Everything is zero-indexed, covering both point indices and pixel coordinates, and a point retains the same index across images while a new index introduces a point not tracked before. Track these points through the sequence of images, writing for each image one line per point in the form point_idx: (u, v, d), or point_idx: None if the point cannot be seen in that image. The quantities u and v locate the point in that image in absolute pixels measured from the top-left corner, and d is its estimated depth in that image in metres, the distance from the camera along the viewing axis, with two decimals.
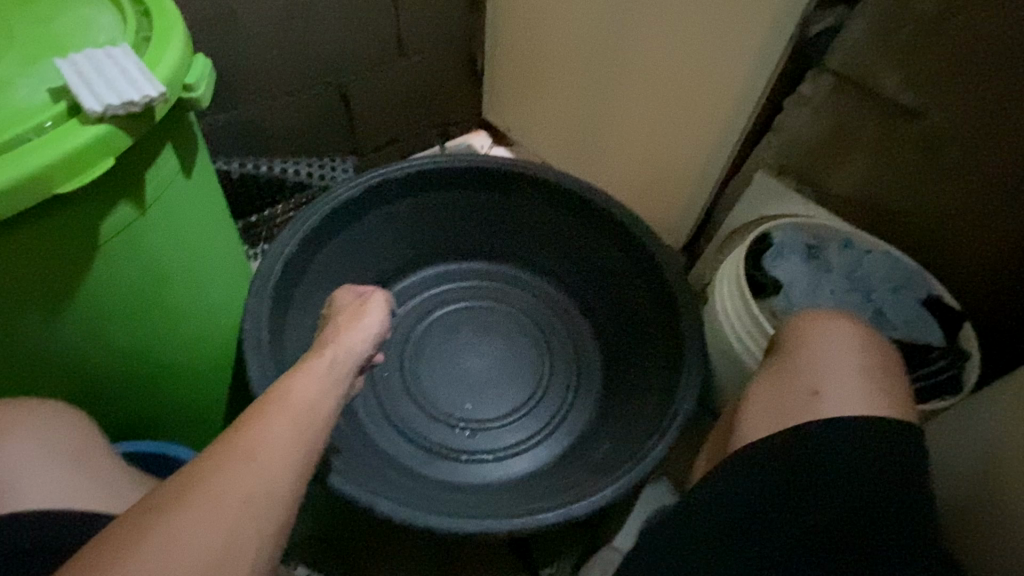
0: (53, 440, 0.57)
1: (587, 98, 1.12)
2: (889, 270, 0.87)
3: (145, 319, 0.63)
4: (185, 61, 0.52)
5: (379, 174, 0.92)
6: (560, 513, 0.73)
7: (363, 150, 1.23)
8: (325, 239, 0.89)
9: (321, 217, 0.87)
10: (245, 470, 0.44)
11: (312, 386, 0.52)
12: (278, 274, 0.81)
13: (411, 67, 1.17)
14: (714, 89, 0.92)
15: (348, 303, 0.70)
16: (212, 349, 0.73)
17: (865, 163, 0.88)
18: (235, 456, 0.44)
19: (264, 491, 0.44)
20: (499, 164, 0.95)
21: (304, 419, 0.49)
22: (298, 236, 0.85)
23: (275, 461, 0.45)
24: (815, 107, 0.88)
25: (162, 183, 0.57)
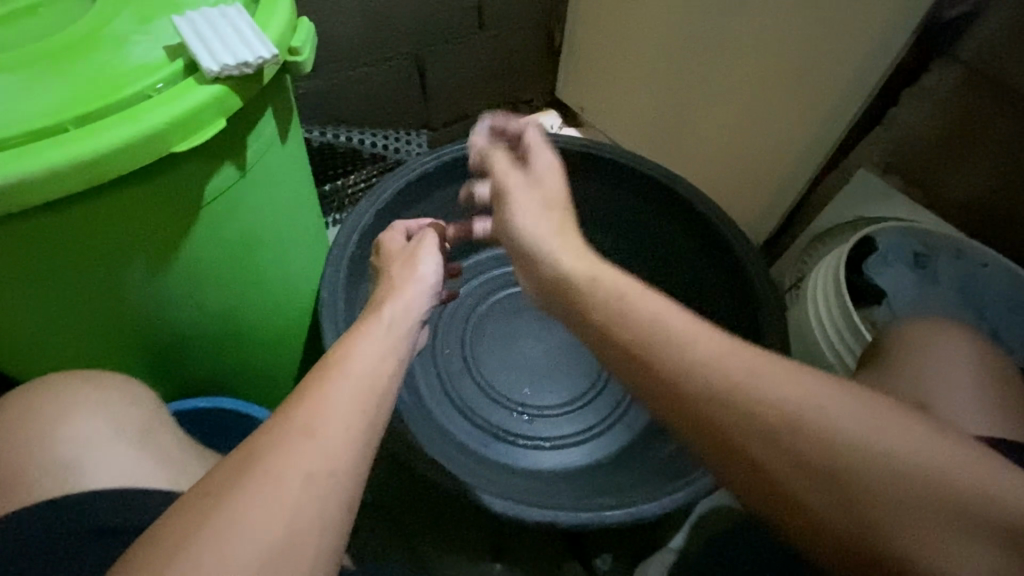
0: (122, 422, 0.61)
1: (674, 75, 1.04)
2: (1009, 283, 0.74)
3: (236, 283, 0.65)
4: (293, 24, 0.52)
5: (456, 150, 0.94)
6: (632, 510, 0.68)
7: (433, 123, 1.24)
8: (399, 212, 0.93)
9: (399, 188, 0.91)
10: (329, 446, 0.45)
11: (376, 348, 0.53)
12: (355, 243, 0.85)
13: (482, 40, 1.17)
14: (826, 73, 0.82)
15: (402, 249, 0.70)
16: (289, 314, 0.75)
17: (989, 162, 0.78)
18: (319, 428, 0.45)
19: (354, 468, 0.45)
20: (577, 145, 0.94)
21: (377, 387, 0.50)
22: (380, 204, 0.89)
23: (358, 436, 0.46)
24: (937, 99, 0.79)
25: (262, 148, 0.57)
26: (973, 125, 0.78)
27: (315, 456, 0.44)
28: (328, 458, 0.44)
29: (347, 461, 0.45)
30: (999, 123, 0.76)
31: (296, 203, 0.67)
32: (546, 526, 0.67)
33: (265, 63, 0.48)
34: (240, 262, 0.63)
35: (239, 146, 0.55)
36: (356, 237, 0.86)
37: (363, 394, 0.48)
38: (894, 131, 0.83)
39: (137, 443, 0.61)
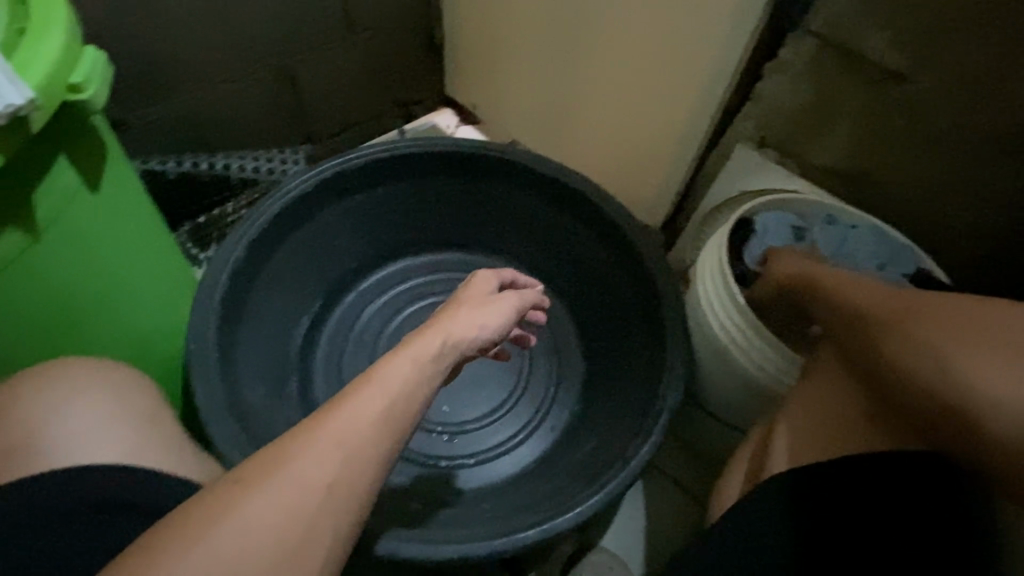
0: (120, 407, 0.62)
1: (556, 63, 1.02)
2: (876, 244, 0.78)
3: (76, 334, 0.64)
4: (68, 58, 0.50)
5: (333, 165, 0.87)
6: (538, 529, 0.67)
7: (318, 135, 1.17)
8: (275, 242, 0.86)
9: (271, 216, 0.83)
10: (268, 504, 0.41)
11: (410, 371, 0.49)
12: (225, 283, 0.78)
13: (358, 44, 1.10)
14: (690, 55, 0.83)
15: (482, 292, 0.61)
16: (158, 355, 0.74)
17: (849, 131, 0.80)
18: (260, 483, 0.42)
19: (296, 533, 0.41)
20: (463, 147, 0.90)
21: (358, 443, 0.44)
22: (245, 240, 0.81)
23: (307, 499, 0.42)
24: (796, 73, 0.80)
25: (62, 200, 0.56)
26: (830, 96, 0.79)
27: (250, 512, 0.41)
28: (257, 521, 0.40)
29: (276, 526, 0.41)
30: (854, 90, 0.77)
31: (135, 246, 0.66)
32: (459, 560, 0.66)
33: (20, 110, 0.45)
34: (79, 314, 0.63)
35: (29, 203, 0.53)
36: (221, 279, 0.78)
37: (329, 451, 0.43)
38: (763, 105, 0.85)
39: (139, 431, 0.62)
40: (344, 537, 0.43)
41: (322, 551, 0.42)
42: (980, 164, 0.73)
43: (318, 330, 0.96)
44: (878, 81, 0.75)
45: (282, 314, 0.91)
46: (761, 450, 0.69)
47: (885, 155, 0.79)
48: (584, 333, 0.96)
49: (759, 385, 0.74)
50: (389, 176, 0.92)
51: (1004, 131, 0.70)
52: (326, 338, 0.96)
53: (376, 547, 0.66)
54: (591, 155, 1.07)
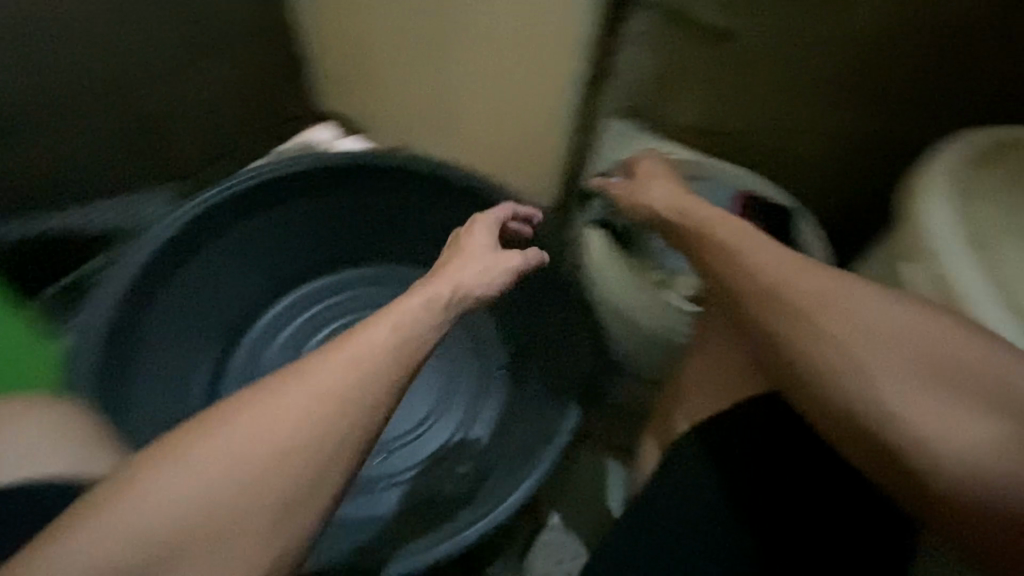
0: (65, 429, 0.56)
1: (423, 64, 1.02)
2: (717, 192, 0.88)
3: None
4: None
5: (203, 200, 0.84)
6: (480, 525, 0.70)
7: (183, 173, 1.09)
8: (154, 289, 0.84)
9: (142, 263, 0.81)
10: (164, 526, 0.42)
11: (347, 356, 0.48)
12: (102, 338, 0.78)
13: (209, 65, 1.03)
14: (546, 39, 0.86)
15: (483, 239, 0.66)
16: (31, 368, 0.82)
17: (698, 91, 0.87)
18: (150, 509, 0.42)
19: (199, 556, 0.43)
20: (339, 160, 0.87)
21: (266, 444, 0.45)
22: (122, 292, 0.80)
23: (206, 517, 0.43)
24: (644, 44, 0.85)
25: None
26: (677, 61, 0.85)
27: (140, 540, 0.42)
28: (151, 553, 0.42)
29: (171, 553, 0.42)
30: (697, 54, 0.83)
31: None
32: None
33: None
34: None
35: None
36: (100, 333, 0.77)
37: (213, 457, 0.44)
38: (623, 78, 0.89)
39: (94, 446, 0.56)
40: (261, 557, 0.44)
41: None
42: (810, 101, 0.83)
43: (222, 373, 0.92)
44: (715, 41, 0.81)
45: (178, 366, 0.89)
46: (677, 403, 0.73)
47: (733, 108, 0.87)
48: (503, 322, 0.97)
49: (664, 339, 0.81)
50: (269, 200, 0.89)
51: (821, 68, 0.80)
52: (232, 382, 0.92)
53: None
54: (475, 150, 1.08)
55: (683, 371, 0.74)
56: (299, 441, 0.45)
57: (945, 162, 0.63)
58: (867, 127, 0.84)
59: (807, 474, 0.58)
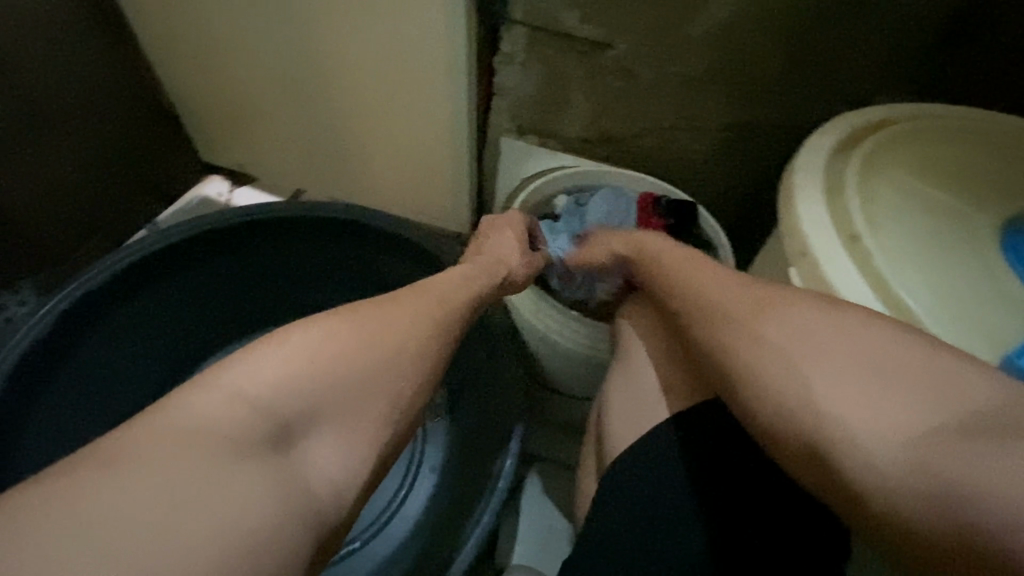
0: None
1: (303, 105, 0.97)
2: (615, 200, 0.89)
3: None
4: None
5: (76, 288, 0.77)
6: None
7: (55, 257, 0.98)
8: (41, 376, 0.76)
9: (21, 354, 0.73)
10: (278, 409, 0.45)
11: (307, 356, 0.48)
12: None
13: (62, 139, 0.93)
14: (423, 69, 0.84)
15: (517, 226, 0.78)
16: None
17: (584, 101, 0.87)
18: (263, 385, 0.45)
19: (311, 444, 0.46)
20: (226, 220, 0.83)
21: (214, 437, 0.42)
22: (30, 341, 0.73)
23: (324, 405, 0.47)
24: (521, 62, 0.83)
25: None
26: (557, 74, 0.84)
27: (251, 420, 0.44)
28: (271, 430, 0.44)
29: (284, 436, 0.45)
30: (573, 67, 0.83)
31: None
32: None
33: None
34: None
35: None
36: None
37: (289, 372, 0.47)
38: (508, 97, 0.88)
39: None
40: (358, 461, 0.48)
41: (334, 466, 0.47)
42: (690, 98, 0.84)
43: None
44: (587, 53, 0.80)
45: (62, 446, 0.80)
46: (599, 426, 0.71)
47: (619, 113, 0.87)
48: None
49: (587, 358, 0.80)
50: (166, 267, 0.84)
51: (694, 69, 0.80)
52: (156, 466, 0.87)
53: None
54: (376, 183, 1.06)
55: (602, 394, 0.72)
56: (258, 429, 0.44)
57: (831, 132, 0.65)
58: (747, 119, 0.86)
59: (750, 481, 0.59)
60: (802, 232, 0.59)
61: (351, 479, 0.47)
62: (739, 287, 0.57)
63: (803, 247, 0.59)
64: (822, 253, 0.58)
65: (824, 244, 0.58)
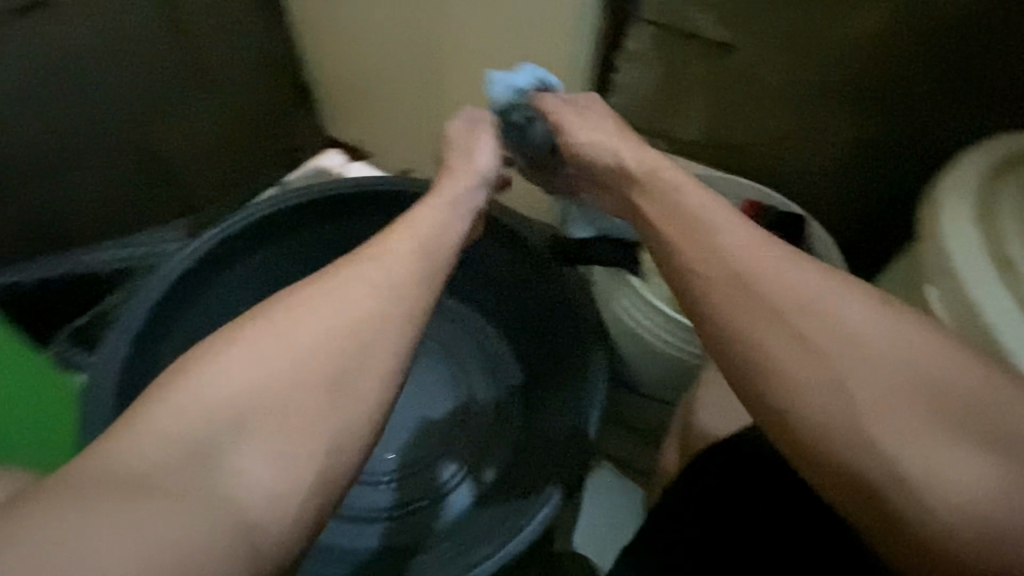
0: None
1: (425, 89, 1.04)
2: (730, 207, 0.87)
3: None
4: None
5: (215, 235, 0.87)
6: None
7: (198, 207, 1.10)
8: (176, 309, 0.85)
9: (165, 287, 0.83)
10: (193, 433, 0.41)
11: (230, 370, 0.43)
12: (123, 362, 0.78)
13: (219, 101, 1.05)
14: (545, 60, 0.87)
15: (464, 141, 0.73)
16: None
17: (702, 103, 0.86)
18: (173, 421, 0.41)
19: (235, 458, 0.41)
20: (346, 188, 0.91)
21: (121, 475, 0.38)
22: (176, 274, 0.84)
23: (247, 416, 0.42)
24: (644, 59, 0.84)
25: None
26: (678, 74, 0.84)
27: (157, 454, 0.39)
28: (183, 457, 0.40)
29: (200, 460, 0.40)
30: (697, 67, 0.82)
31: None
32: None
33: None
34: None
35: None
36: (130, 332, 0.79)
37: (208, 395, 0.42)
38: (626, 93, 0.87)
39: None
40: (300, 465, 0.42)
41: (266, 480, 0.41)
42: (816, 109, 0.81)
43: None
44: (714, 54, 0.80)
45: None
46: (684, 424, 0.72)
47: (736, 119, 0.85)
48: (512, 336, 0.96)
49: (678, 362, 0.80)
50: (274, 233, 0.92)
51: (824, 78, 0.77)
52: None
53: None
54: None
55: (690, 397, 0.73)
56: (169, 460, 0.39)
57: (976, 156, 0.61)
58: (879, 135, 0.81)
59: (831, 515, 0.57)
60: (948, 253, 0.57)
61: (294, 488, 0.41)
62: (830, 290, 0.48)
63: (949, 268, 0.56)
64: (965, 278, 0.55)
65: (977, 271, 0.55)
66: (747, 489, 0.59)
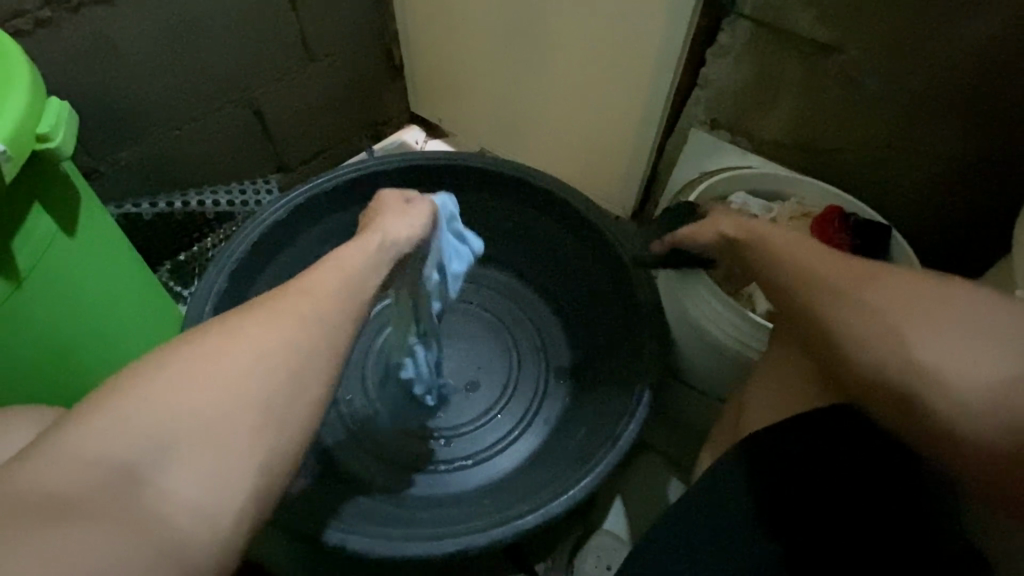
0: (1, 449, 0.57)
1: (511, 72, 1.07)
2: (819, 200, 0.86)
3: (91, 338, 0.74)
4: (39, 108, 0.60)
5: (305, 192, 0.93)
6: (489, 536, 0.70)
7: (289, 164, 1.20)
8: (266, 254, 0.93)
9: (260, 234, 0.90)
10: (131, 449, 0.40)
11: (166, 391, 0.42)
12: (216, 298, 0.85)
13: (321, 69, 1.13)
14: (635, 51, 0.88)
15: (395, 208, 0.64)
16: (117, 320, 0.76)
17: (792, 104, 0.84)
18: (114, 433, 0.40)
19: (168, 477, 0.40)
20: (429, 159, 0.94)
21: (67, 482, 0.38)
22: (271, 222, 0.91)
23: (178, 439, 0.41)
24: (736, 55, 0.83)
25: (41, 244, 0.65)
26: (771, 72, 0.82)
27: (106, 461, 0.39)
28: (115, 482, 0.39)
29: (132, 477, 0.40)
30: (790, 67, 0.81)
31: (99, 268, 0.72)
32: (462, 553, 0.69)
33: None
34: (88, 317, 0.73)
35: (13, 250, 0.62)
36: (226, 272, 0.87)
37: (154, 407, 0.42)
38: (713, 89, 0.88)
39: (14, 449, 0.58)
40: (236, 478, 0.42)
41: (201, 494, 0.41)
42: (916, 118, 0.77)
43: None
44: (812, 54, 0.78)
45: None
46: (735, 416, 0.73)
47: (826, 123, 0.83)
48: (567, 321, 0.99)
49: (733, 353, 0.80)
50: (358, 195, 0.97)
51: (931, 86, 0.74)
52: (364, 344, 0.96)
53: (327, 540, 0.70)
54: (553, 156, 1.13)
55: (743, 394, 0.74)
56: (101, 473, 0.39)
57: None
58: (983, 151, 0.76)
59: (871, 514, 0.58)
60: None
61: (229, 500, 0.42)
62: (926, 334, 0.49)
63: None
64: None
65: None
66: (789, 480, 0.59)
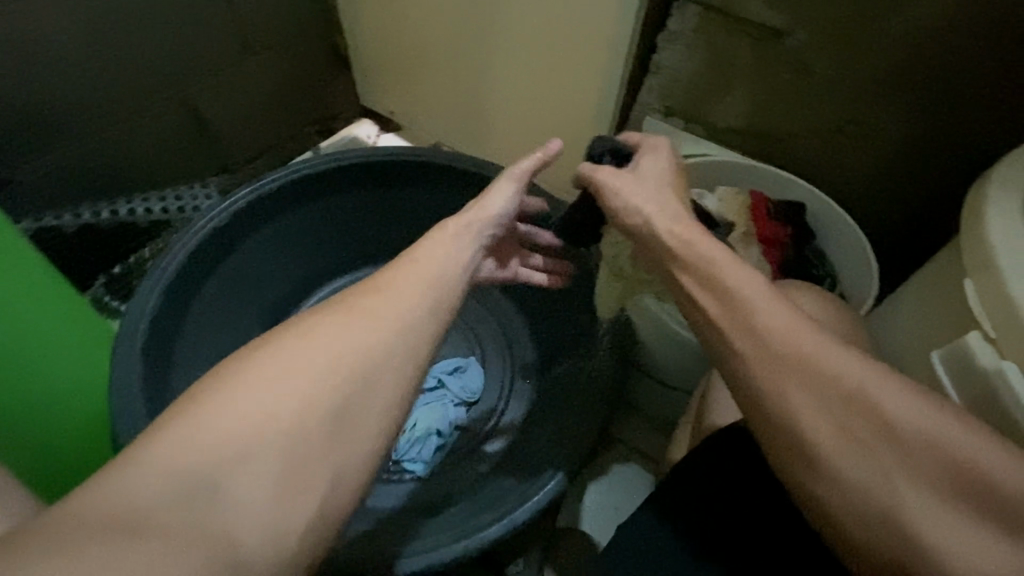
0: None
1: (462, 63, 1.03)
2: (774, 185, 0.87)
3: (19, 365, 0.70)
4: None
5: (245, 196, 0.87)
6: (456, 547, 0.68)
7: (234, 165, 1.13)
8: (208, 264, 0.87)
9: (197, 242, 0.84)
10: (202, 471, 0.36)
11: (245, 401, 0.39)
12: (151, 313, 0.79)
13: (262, 64, 1.07)
14: (586, 39, 0.86)
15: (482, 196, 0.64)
16: (47, 344, 0.73)
17: (744, 91, 0.83)
18: (176, 458, 0.36)
19: (241, 497, 0.37)
20: (377, 155, 0.90)
21: (122, 516, 0.34)
22: (210, 229, 0.85)
23: (253, 448, 0.38)
24: (687, 42, 0.82)
25: None
26: (722, 59, 0.82)
27: (156, 491, 0.35)
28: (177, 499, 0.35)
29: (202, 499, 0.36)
30: (741, 53, 0.80)
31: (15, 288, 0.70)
32: (432, 568, 0.67)
33: None
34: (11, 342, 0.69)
35: None
36: (162, 283, 0.81)
37: (232, 415, 0.38)
38: (666, 76, 0.87)
39: None
40: (309, 495, 0.39)
41: (271, 513, 0.37)
42: (863, 105, 0.78)
43: None
44: (762, 40, 0.78)
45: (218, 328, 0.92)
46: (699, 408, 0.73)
47: (781, 108, 0.83)
48: (530, 317, 0.97)
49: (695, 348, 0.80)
50: (307, 196, 0.92)
51: (877, 71, 0.74)
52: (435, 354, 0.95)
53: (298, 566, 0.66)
54: (509, 149, 1.11)
55: (708, 386, 0.73)
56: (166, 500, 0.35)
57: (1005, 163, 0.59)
58: (928, 135, 0.77)
59: None
60: (989, 251, 0.55)
61: (295, 520, 0.38)
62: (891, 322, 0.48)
63: (987, 261, 0.55)
64: (1008, 280, 0.54)
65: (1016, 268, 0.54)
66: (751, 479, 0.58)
